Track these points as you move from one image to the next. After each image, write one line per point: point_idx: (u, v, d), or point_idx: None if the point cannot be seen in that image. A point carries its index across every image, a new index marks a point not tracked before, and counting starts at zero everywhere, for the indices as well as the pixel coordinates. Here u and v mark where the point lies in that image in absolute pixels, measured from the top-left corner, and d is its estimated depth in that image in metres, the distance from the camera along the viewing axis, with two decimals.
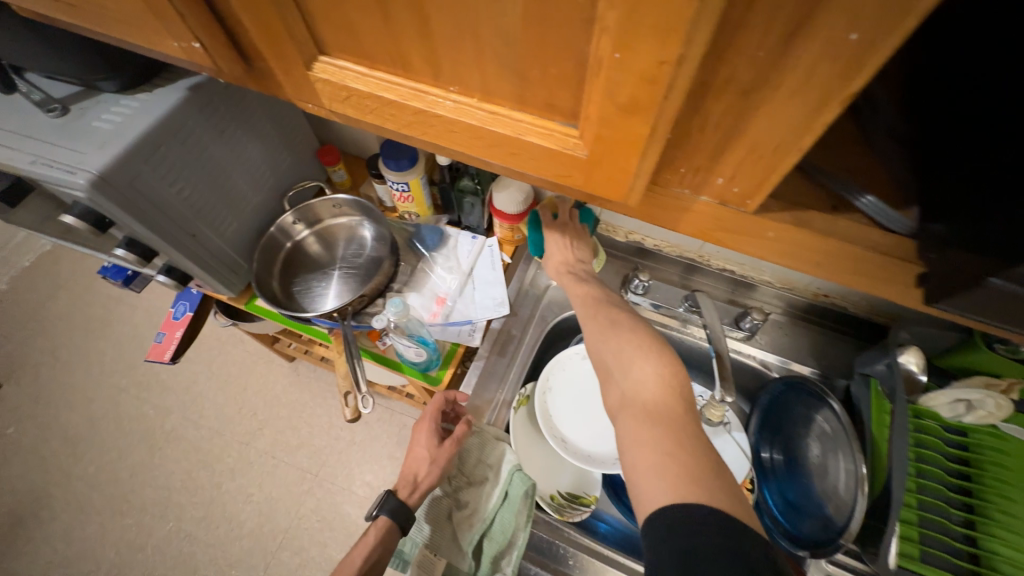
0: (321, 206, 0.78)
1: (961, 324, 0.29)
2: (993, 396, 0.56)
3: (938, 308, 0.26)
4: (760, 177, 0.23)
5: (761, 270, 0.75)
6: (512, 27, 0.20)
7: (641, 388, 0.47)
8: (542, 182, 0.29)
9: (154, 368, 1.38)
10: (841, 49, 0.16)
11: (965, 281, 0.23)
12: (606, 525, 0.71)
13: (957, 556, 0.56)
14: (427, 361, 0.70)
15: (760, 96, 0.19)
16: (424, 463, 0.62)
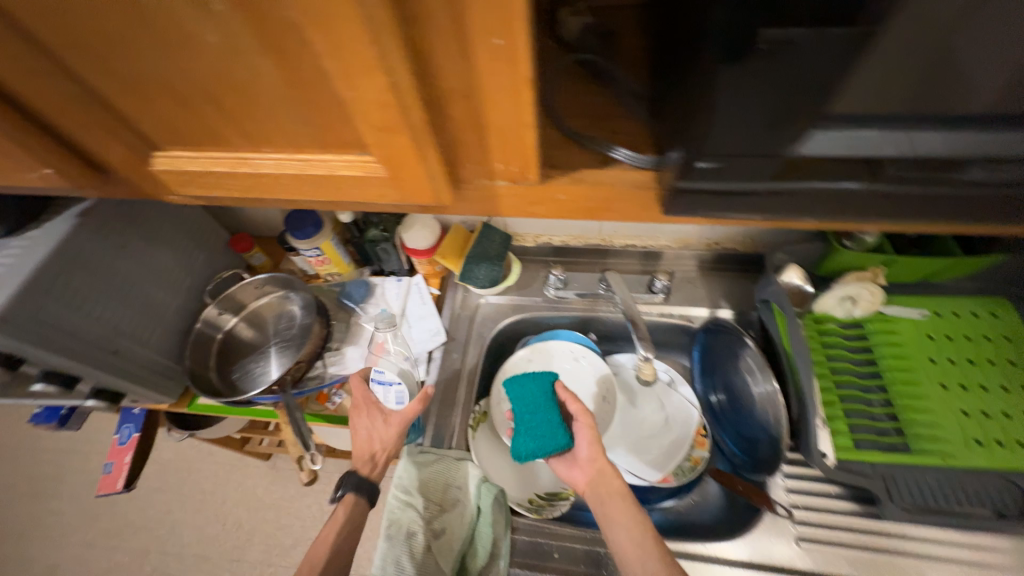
0: (243, 290, 0.80)
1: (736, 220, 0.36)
2: (866, 286, 0.65)
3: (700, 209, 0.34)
4: (521, 153, 0.29)
5: (658, 238, 0.83)
6: (281, 90, 0.26)
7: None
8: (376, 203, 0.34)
9: (121, 509, 1.31)
10: (499, 51, 0.22)
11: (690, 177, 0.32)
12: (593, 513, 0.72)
13: (887, 436, 0.61)
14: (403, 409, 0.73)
15: (480, 95, 0.25)
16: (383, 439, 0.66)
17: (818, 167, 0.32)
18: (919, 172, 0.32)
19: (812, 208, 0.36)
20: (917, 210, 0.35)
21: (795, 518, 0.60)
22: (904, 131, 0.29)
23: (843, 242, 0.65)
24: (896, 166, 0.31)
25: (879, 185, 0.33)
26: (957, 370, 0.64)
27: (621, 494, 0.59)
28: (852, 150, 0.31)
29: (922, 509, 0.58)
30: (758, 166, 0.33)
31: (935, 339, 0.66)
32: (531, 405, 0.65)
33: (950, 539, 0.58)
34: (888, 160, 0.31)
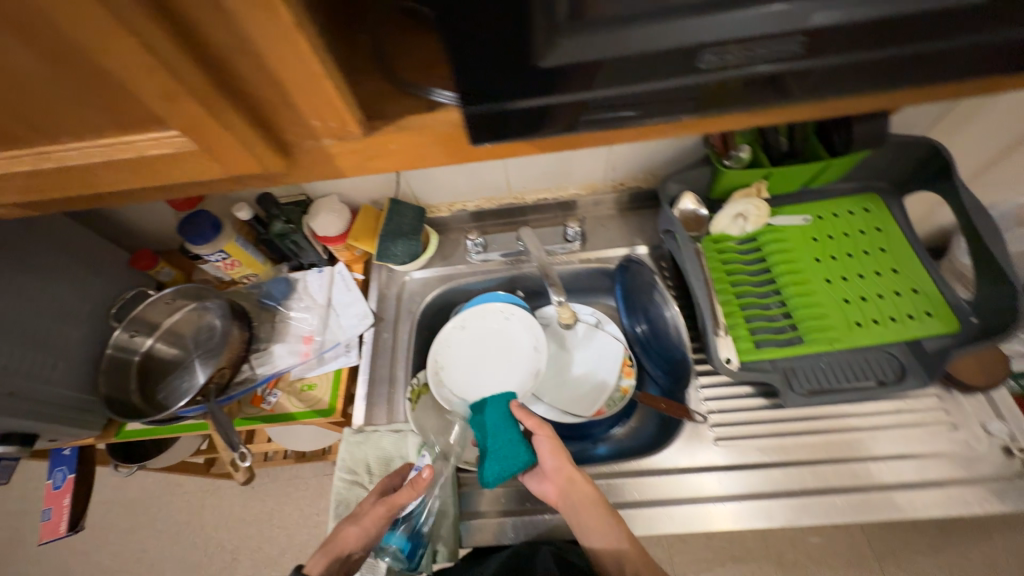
0: (153, 308, 0.75)
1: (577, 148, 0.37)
2: (752, 202, 0.70)
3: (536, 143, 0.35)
4: (330, 105, 0.29)
5: (565, 187, 0.85)
6: (49, 71, 0.26)
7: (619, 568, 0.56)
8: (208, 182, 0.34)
9: (99, 557, 1.30)
10: None
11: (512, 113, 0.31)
12: None
13: (783, 332, 0.68)
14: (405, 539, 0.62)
15: (257, 47, 0.25)
16: (358, 538, 0.57)
17: (575, 80, 0.31)
18: (675, 72, 0.31)
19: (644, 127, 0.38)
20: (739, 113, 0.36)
21: (712, 423, 0.66)
22: (626, 24, 0.28)
23: (725, 162, 0.69)
24: (647, 71, 0.31)
25: (635, 89, 0.32)
26: (838, 265, 0.71)
27: (594, 501, 0.58)
28: (592, 54, 0.29)
29: (816, 391, 0.64)
30: (521, 89, 0.31)
31: (819, 241, 0.72)
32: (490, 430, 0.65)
33: (843, 412, 0.65)
34: (636, 62, 0.30)
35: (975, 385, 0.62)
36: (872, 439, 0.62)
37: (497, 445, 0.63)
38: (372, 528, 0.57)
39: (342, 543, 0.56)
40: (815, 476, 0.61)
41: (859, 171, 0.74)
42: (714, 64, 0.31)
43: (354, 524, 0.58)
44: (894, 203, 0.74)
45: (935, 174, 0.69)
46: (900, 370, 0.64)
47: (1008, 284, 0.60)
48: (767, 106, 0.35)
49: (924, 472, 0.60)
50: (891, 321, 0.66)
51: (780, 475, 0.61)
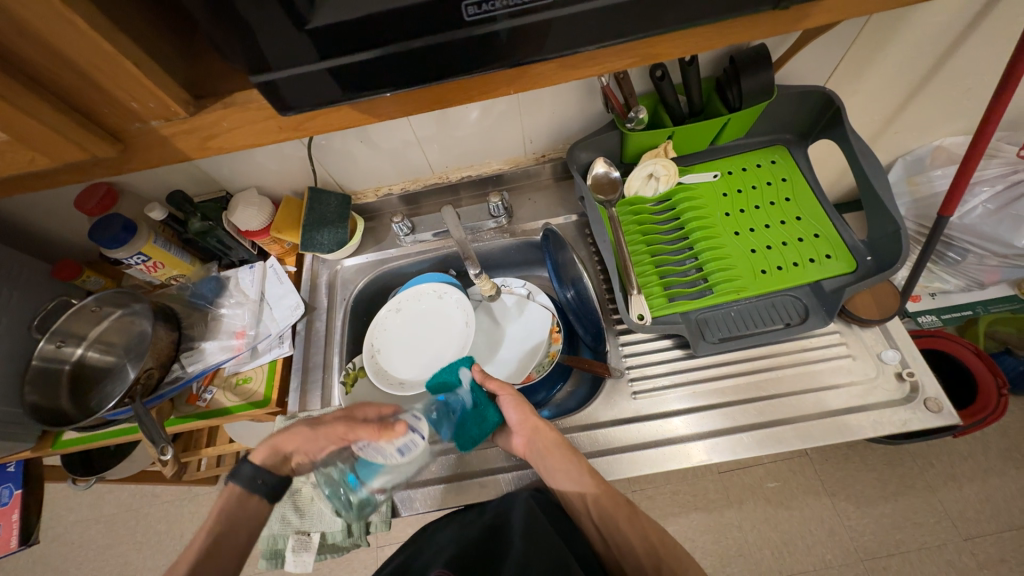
0: (78, 316, 0.74)
1: (416, 109, 0.38)
2: (659, 161, 0.71)
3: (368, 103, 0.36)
4: (137, 84, 0.29)
5: (489, 163, 0.85)
6: None
7: (581, 500, 0.60)
8: (44, 173, 0.34)
9: (76, 575, 1.29)
10: None
11: (327, 78, 0.32)
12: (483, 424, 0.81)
13: (695, 285, 0.70)
14: (361, 474, 0.58)
15: (32, 29, 0.25)
16: (305, 440, 0.59)
17: (355, 39, 0.31)
18: (450, 28, 0.31)
19: (490, 89, 0.38)
20: (570, 66, 0.37)
21: (629, 377, 0.69)
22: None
23: (628, 125, 0.70)
24: (424, 25, 0.31)
25: (416, 42, 0.31)
26: (746, 218, 0.73)
27: (558, 445, 0.61)
28: (360, 10, 0.29)
29: (725, 338, 0.67)
30: (312, 54, 0.31)
31: (729, 196, 0.75)
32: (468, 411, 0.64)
33: (750, 355, 0.68)
34: (403, 15, 0.30)
35: (867, 317, 0.68)
36: (777, 378, 0.66)
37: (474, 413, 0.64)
38: (323, 437, 0.59)
39: (287, 443, 0.58)
40: (725, 416, 0.64)
41: (762, 125, 0.76)
42: (478, 15, 0.31)
43: (305, 426, 0.59)
44: (797, 152, 0.77)
45: (831, 120, 0.70)
46: (803, 311, 0.68)
47: (893, 221, 0.63)
48: (598, 56, 0.37)
49: (833, 403, 0.64)
50: (793, 266, 0.69)
51: (691, 419, 0.65)
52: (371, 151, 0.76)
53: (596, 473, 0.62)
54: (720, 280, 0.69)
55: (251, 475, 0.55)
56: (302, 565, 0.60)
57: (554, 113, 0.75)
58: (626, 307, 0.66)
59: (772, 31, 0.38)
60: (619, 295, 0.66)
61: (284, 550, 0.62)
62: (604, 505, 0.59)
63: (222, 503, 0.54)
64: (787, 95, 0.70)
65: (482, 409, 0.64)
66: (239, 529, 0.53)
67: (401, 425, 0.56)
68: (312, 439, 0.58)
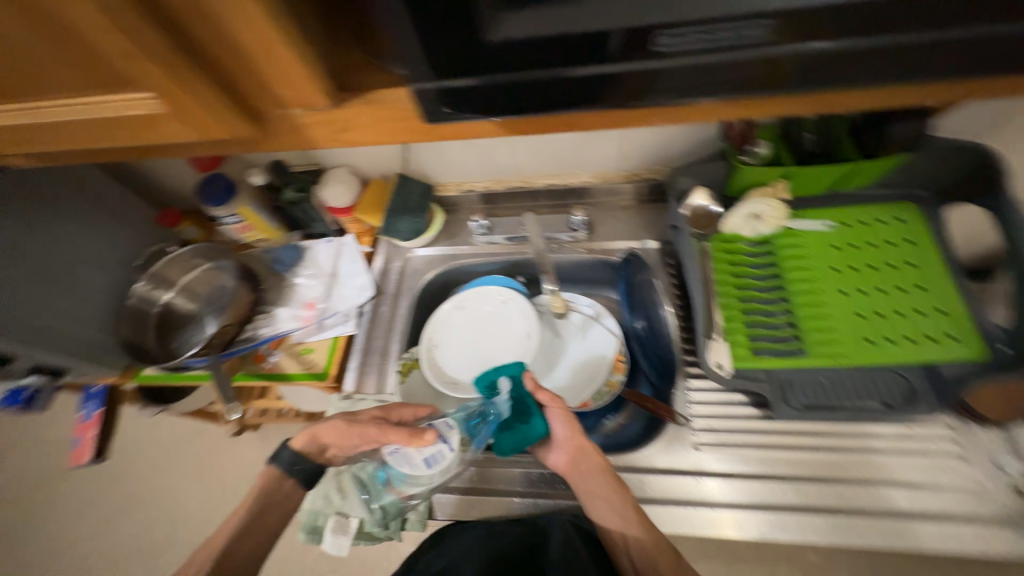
0: (171, 265, 0.80)
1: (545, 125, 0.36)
2: (769, 201, 0.66)
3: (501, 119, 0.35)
4: (293, 75, 0.29)
5: (577, 174, 0.82)
6: (30, 33, 0.27)
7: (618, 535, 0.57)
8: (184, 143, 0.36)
9: (128, 487, 1.41)
10: None
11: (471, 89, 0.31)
12: None
13: (786, 342, 0.64)
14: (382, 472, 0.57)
15: (214, 13, 0.26)
16: (340, 435, 0.60)
17: (523, 57, 0.31)
18: (633, 56, 0.31)
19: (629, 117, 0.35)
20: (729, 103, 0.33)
21: (695, 427, 0.64)
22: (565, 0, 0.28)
23: (741, 157, 0.65)
24: None
25: None
26: (855, 276, 0.65)
27: (603, 471, 0.57)
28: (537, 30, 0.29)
29: (812, 406, 0.61)
30: (474, 69, 0.31)
31: (839, 250, 0.67)
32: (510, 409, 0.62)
33: (836, 429, 0.62)
34: (575, 41, 0.30)
35: (990, 415, 0.59)
36: (864, 462, 0.59)
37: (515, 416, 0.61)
38: (356, 435, 0.59)
39: (324, 435, 0.60)
40: (797, 492, 0.59)
41: (893, 176, 0.68)
42: (667, 46, 0.30)
43: (342, 421, 0.60)
44: (931, 212, 0.68)
45: (983, 184, 0.61)
46: (910, 394, 0.60)
47: None
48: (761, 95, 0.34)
49: (925, 502, 0.56)
50: (906, 341, 0.61)
51: (759, 486, 0.59)
52: (462, 147, 0.76)
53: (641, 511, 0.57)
54: (814, 342, 0.63)
55: (291, 460, 0.60)
56: (339, 547, 0.60)
57: (659, 131, 0.70)
58: (705, 353, 0.62)
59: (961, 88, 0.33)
60: (704, 340, 0.62)
61: (324, 528, 0.62)
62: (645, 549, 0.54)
63: (264, 482, 0.60)
64: (932, 149, 0.62)
65: (528, 410, 0.61)
66: (276, 495, 0.59)
67: (432, 433, 0.54)
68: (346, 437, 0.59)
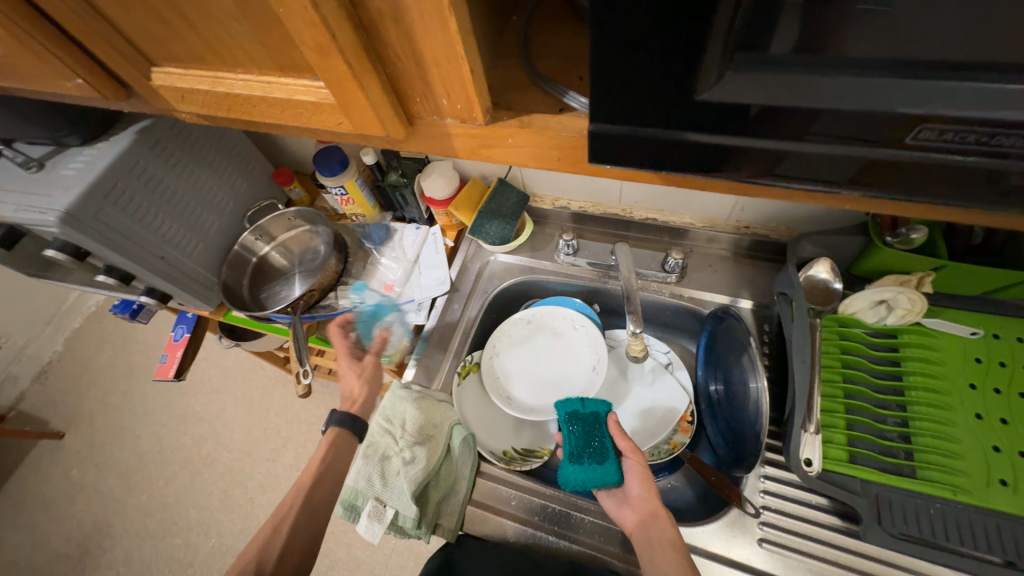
0: (276, 222, 0.86)
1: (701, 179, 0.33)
2: (903, 292, 0.57)
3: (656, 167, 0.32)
4: (459, 88, 0.29)
5: (681, 213, 0.77)
6: (235, 12, 0.29)
7: None
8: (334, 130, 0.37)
9: (188, 402, 1.54)
10: None
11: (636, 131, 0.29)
12: None
13: (891, 455, 0.56)
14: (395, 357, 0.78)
15: (406, 19, 0.25)
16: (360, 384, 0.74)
17: (720, 120, 0.27)
18: (873, 143, 0.26)
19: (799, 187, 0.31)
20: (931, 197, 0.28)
21: (761, 520, 0.58)
22: (812, 67, 0.23)
23: (885, 238, 0.58)
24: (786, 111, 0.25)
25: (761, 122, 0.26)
26: (1005, 403, 0.55)
27: (674, 547, 0.53)
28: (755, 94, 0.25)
29: (910, 539, 0.52)
30: (659, 119, 0.28)
31: (986, 366, 0.57)
32: (588, 441, 0.59)
33: (936, 572, 0.53)
34: (792, 114, 0.25)
35: None
36: None
37: (593, 452, 0.59)
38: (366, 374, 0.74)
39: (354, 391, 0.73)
40: None
41: None
42: (927, 140, 0.24)
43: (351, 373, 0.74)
44: None
45: None
46: None
47: None
48: (992, 206, 0.27)
49: None
50: None
51: None
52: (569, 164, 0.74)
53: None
54: (930, 466, 0.54)
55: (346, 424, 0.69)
56: (371, 533, 0.61)
57: None
58: (794, 443, 0.56)
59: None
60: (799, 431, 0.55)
61: (361, 509, 0.63)
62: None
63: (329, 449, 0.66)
64: None
65: (607, 453, 0.59)
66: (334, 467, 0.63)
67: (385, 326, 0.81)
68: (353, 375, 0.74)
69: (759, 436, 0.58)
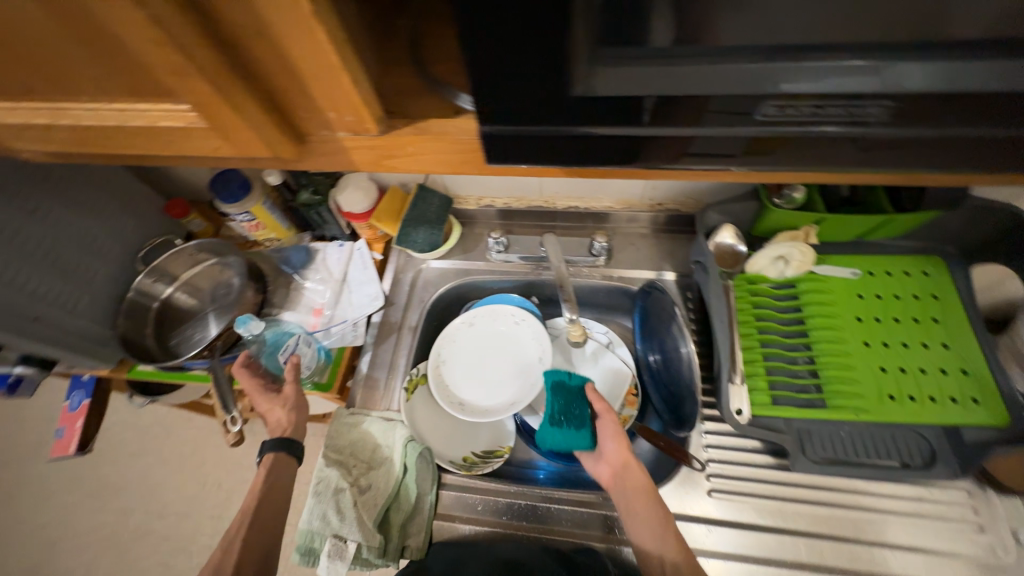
0: (176, 259, 0.77)
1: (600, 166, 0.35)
2: (796, 245, 0.64)
3: (555, 159, 0.34)
4: (345, 100, 0.28)
5: (601, 198, 0.81)
6: (68, 36, 0.26)
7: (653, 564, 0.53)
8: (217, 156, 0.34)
9: (104, 474, 1.36)
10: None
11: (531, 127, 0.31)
12: (542, 471, 0.76)
13: (806, 392, 0.62)
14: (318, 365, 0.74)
15: (270, 33, 0.23)
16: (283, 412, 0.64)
17: (599, 111, 0.29)
18: (732, 121, 0.30)
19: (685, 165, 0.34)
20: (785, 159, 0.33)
21: (708, 472, 0.63)
22: (665, 59, 0.26)
23: (774, 200, 0.64)
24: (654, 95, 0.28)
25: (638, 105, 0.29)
26: (884, 329, 0.64)
27: (648, 493, 0.56)
28: (622, 88, 0.27)
29: (830, 461, 0.59)
30: (544, 118, 0.30)
31: (866, 300, 0.66)
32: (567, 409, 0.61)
33: (853, 486, 0.60)
34: (657, 102, 0.28)
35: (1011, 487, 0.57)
36: (877, 522, 0.58)
37: (570, 419, 0.60)
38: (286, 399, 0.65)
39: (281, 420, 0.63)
40: (809, 549, 0.57)
41: (925, 232, 0.67)
42: (773, 115, 0.29)
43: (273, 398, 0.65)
44: (961, 273, 0.66)
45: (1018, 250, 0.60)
46: (929, 455, 0.59)
47: None
48: (829, 161, 0.33)
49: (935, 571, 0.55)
50: (932, 402, 0.60)
51: (771, 540, 0.58)
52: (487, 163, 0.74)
53: (686, 550, 0.53)
54: (836, 394, 0.61)
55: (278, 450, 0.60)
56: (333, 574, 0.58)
57: None
58: (726, 396, 0.61)
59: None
60: (727, 386, 0.60)
61: (320, 551, 0.59)
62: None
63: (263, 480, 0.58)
64: (969, 209, 0.61)
65: (583, 419, 0.60)
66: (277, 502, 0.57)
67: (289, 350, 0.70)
68: (274, 403, 0.64)
69: (694, 397, 0.65)
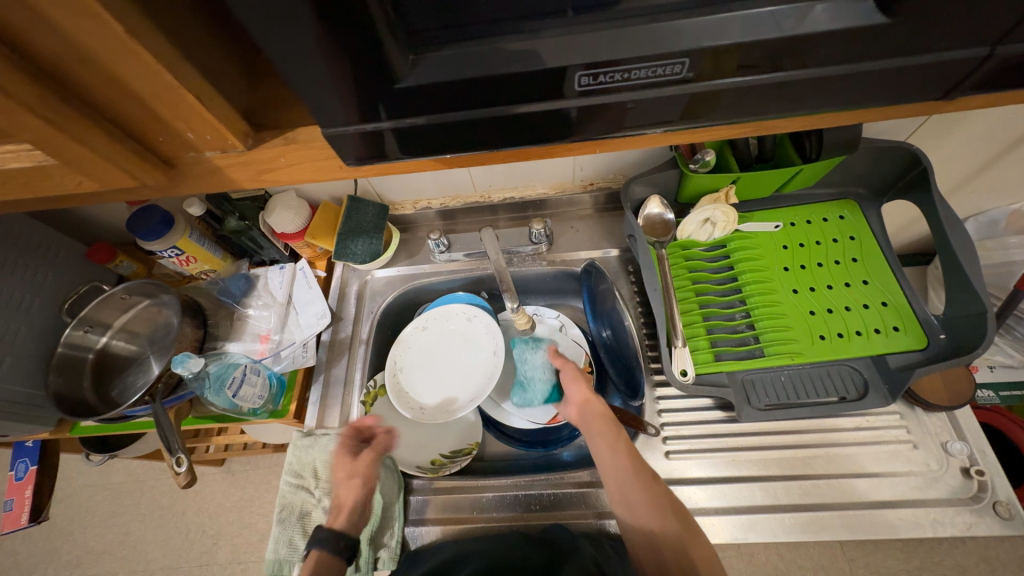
0: (106, 305, 0.73)
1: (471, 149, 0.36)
2: (719, 207, 0.66)
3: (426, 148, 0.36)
4: (198, 121, 0.31)
5: (534, 186, 0.81)
6: None
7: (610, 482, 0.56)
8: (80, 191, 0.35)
9: (78, 542, 1.30)
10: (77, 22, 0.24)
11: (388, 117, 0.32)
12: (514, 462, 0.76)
13: (746, 344, 0.65)
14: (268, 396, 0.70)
15: (99, 62, 0.26)
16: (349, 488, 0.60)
17: (440, 100, 0.32)
18: (564, 94, 0.32)
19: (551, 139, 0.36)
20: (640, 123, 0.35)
21: (664, 435, 0.65)
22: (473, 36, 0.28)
23: (691, 166, 0.65)
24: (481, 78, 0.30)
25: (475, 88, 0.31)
26: (808, 275, 0.68)
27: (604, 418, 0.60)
28: (446, 74, 0.30)
29: (774, 406, 0.62)
30: (392, 113, 0.32)
31: (789, 249, 0.70)
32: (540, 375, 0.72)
33: (797, 426, 0.63)
34: (485, 85, 0.31)
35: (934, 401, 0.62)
36: (825, 456, 0.61)
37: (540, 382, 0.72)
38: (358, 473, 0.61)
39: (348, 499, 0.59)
40: (765, 491, 0.60)
41: (831, 177, 0.70)
42: (590, 84, 0.31)
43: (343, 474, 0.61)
44: (870, 212, 0.71)
45: (911, 182, 0.65)
46: (863, 386, 0.62)
47: (979, 303, 0.56)
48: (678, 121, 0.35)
49: (880, 491, 0.59)
50: (855, 335, 0.63)
51: (729, 488, 0.61)
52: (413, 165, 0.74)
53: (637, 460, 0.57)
54: (770, 342, 0.64)
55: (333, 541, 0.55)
56: None
57: None
58: (671, 364, 0.62)
59: (865, 105, 0.35)
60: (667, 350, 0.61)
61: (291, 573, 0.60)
62: (631, 483, 0.55)
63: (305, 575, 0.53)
64: (865, 151, 0.64)
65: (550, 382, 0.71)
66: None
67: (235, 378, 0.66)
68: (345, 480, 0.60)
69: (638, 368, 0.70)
